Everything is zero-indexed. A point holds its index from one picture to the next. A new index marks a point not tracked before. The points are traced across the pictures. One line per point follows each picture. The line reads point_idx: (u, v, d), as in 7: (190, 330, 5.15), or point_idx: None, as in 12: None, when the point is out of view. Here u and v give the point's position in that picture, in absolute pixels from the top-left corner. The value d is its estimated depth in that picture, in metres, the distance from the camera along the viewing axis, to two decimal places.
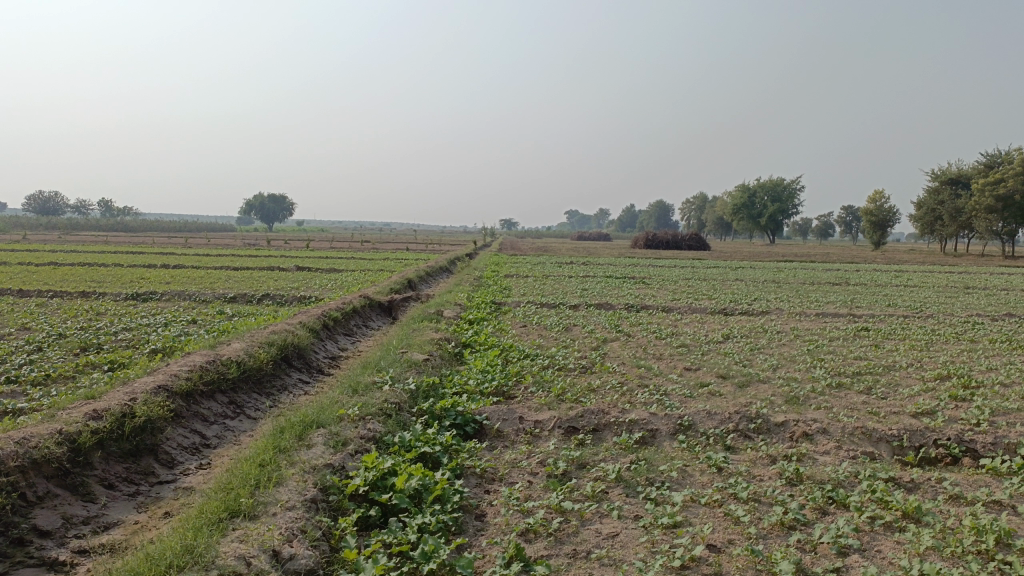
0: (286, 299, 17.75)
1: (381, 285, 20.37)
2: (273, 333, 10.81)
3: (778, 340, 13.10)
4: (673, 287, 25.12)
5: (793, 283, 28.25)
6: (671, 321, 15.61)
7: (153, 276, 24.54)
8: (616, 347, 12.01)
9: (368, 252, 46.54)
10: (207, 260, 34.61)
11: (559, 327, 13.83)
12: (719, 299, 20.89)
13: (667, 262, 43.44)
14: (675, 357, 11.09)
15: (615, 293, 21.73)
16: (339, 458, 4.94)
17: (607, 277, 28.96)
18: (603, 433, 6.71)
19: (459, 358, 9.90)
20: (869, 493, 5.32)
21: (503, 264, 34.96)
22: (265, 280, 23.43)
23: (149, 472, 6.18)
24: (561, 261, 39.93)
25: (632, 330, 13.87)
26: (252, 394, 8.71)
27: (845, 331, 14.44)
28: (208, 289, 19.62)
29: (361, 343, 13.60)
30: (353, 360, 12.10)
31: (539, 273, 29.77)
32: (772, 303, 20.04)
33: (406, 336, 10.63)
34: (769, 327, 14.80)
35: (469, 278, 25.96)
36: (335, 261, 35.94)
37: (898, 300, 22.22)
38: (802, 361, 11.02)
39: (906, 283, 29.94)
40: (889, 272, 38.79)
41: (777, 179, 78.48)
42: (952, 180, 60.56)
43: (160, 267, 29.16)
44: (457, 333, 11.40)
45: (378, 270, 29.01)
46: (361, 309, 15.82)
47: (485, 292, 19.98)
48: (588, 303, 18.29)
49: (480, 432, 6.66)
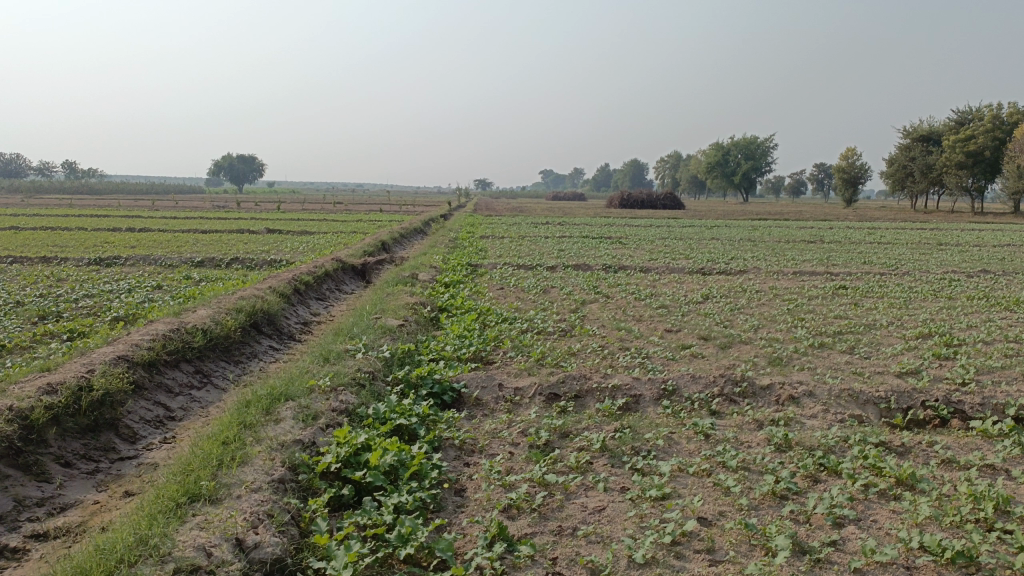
0: (256, 263, 17.25)
1: (354, 248, 19.92)
2: (241, 299, 10.42)
3: (757, 300, 12.97)
4: (650, 246, 24.93)
5: (769, 242, 28.20)
6: (649, 281, 15.41)
7: (118, 240, 23.77)
8: (595, 308, 11.78)
9: (341, 214, 45.77)
10: (174, 223, 33.68)
11: (537, 289, 13.57)
12: (697, 258, 20.75)
13: (642, 222, 43.25)
14: (655, 318, 10.89)
15: (592, 253, 21.48)
16: (309, 434, 4.66)
17: (583, 237, 28.69)
18: (585, 400, 6.48)
19: (434, 323, 9.60)
20: (861, 459, 5.17)
21: (478, 225, 34.55)
22: (234, 243, 22.80)
23: (109, 448, 5.86)
24: (536, 221, 39.54)
25: (610, 291, 13.64)
26: (220, 362, 8.38)
27: (824, 290, 14.35)
28: (174, 254, 19.02)
29: (334, 307, 13.25)
30: (326, 325, 11.77)
31: (514, 234, 29.36)
32: (749, 261, 19.94)
33: (379, 300, 10.29)
34: (749, 286, 14.67)
35: (444, 239, 25.54)
36: (307, 223, 35.26)
37: (874, 257, 22.24)
38: (783, 321, 10.88)
39: (880, 241, 30.05)
40: (862, 229, 38.94)
41: (752, 137, 78.33)
42: (923, 137, 60.80)
43: (126, 230, 28.31)
44: (433, 296, 11.09)
45: (351, 232, 28.45)
46: (333, 272, 15.42)
47: (461, 253, 19.61)
48: (565, 264, 18.02)
49: (458, 401, 6.41)
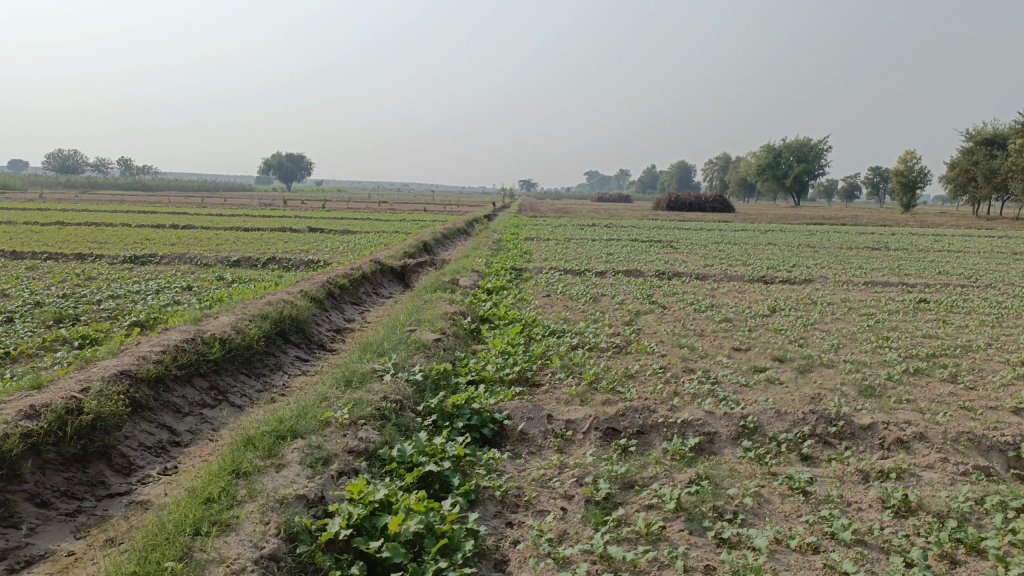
0: (292, 264, 16.60)
1: (395, 248, 19.18)
2: (268, 304, 9.64)
3: (830, 314, 11.77)
4: (703, 252, 23.71)
5: (828, 248, 26.69)
6: (707, 290, 14.28)
7: (159, 237, 23.43)
8: (652, 321, 10.74)
9: (385, 213, 45.32)
10: (218, 221, 33.51)
11: (586, 297, 12.57)
12: (755, 264, 19.50)
13: (691, 225, 41.81)
14: (720, 334, 9.80)
15: (643, 258, 20.39)
16: (315, 486, 3.77)
17: (633, 241, 27.57)
18: (650, 439, 5.49)
19: (475, 336, 8.68)
20: (1007, 533, 4.08)
21: (523, 227, 33.66)
22: (274, 242, 22.26)
23: (98, 483, 5.07)
24: (582, 223, 38.49)
25: (666, 301, 12.57)
26: (240, 376, 7.59)
27: (902, 304, 13.05)
28: (211, 252, 18.53)
29: (370, 313, 12.45)
30: (360, 333, 10.95)
31: (560, 236, 28.37)
32: (813, 270, 18.61)
33: (416, 309, 9.40)
34: (818, 298, 13.44)
35: (488, 241, 24.63)
36: (350, 223, 34.77)
37: (948, 267, 20.65)
38: (866, 341, 9.68)
39: (949, 249, 28.28)
40: (925, 236, 36.96)
41: (804, 139, 75.95)
42: (988, 140, 58.03)
43: (170, 228, 28.12)
44: (474, 305, 10.17)
45: (394, 233, 27.80)
46: (371, 275, 14.64)
47: (505, 257, 18.68)
48: (615, 269, 16.97)
49: (500, 436, 5.46)
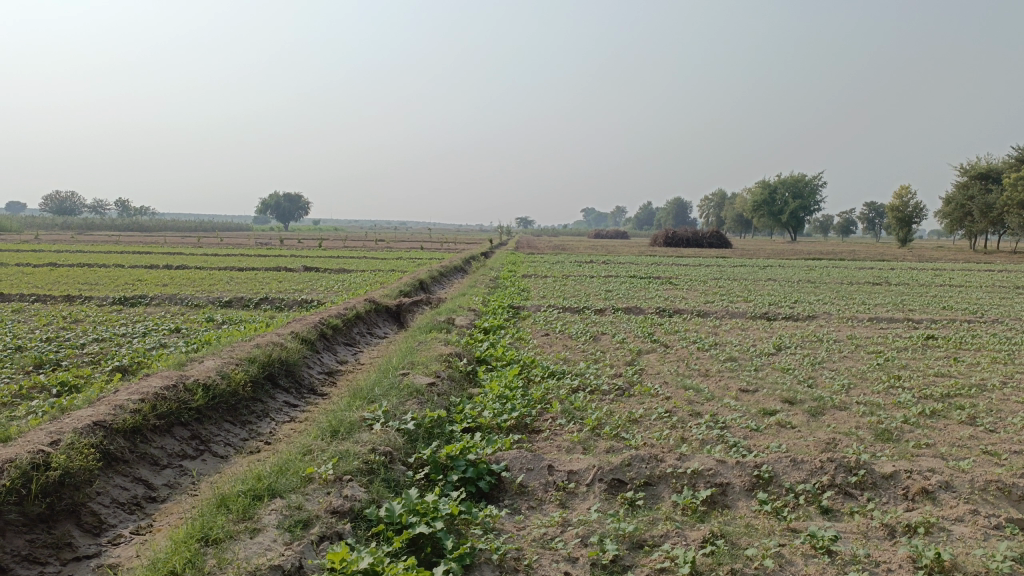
0: (285, 304, 16.28)
1: (390, 287, 18.88)
2: (257, 346, 9.30)
3: (837, 352, 11.43)
4: (702, 288, 23.44)
5: (829, 284, 26.43)
6: (709, 328, 13.96)
7: (151, 277, 23.14)
8: (654, 361, 10.40)
9: (381, 251, 45.17)
10: (212, 260, 33.36)
11: (586, 336, 12.25)
12: (756, 301, 19.21)
13: (688, 261, 41.68)
14: (725, 374, 9.45)
15: (642, 295, 20.11)
16: (292, 554, 3.41)
17: (631, 277, 27.31)
18: (659, 491, 5.13)
19: (471, 379, 8.33)
20: None
21: (520, 264, 33.45)
22: (267, 281, 21.98)
23: (64, 545, 4.68)
24: (580, 260, 38.35)
25: (668, 340, 12.25)
26: (224, 424, 7.22)
27: (910, 341, 12.72)
28: (204, 293, 18.24)
29: (363, 355, 12.10)
30: (352, 375, 10.60)
31: (558, 273, 28.13)
32: (815, 306, 18.32)
33: (410, 350, 9.07)
34: (823, 335, 13.12)
35: (486, 278, 24.36)
36: (346, 261, 34.51)
37: (951, 302, 20.38)
38: (877, 381, 9.34)
39: (950, 283, 28.08)
40: (925, 271, 36.78)
41: (799, 175, 76.32)
42: (982, 174, 58.29)
43: (163, 267, 27.82)
44: (470, 345, 9.84)
45: (390, 271, 27.55)
46: (365, 315, 14.32)
47: (502, 294, 18.40)
48: (614, 307, 16.67)
49: (498, 489, 5.11)
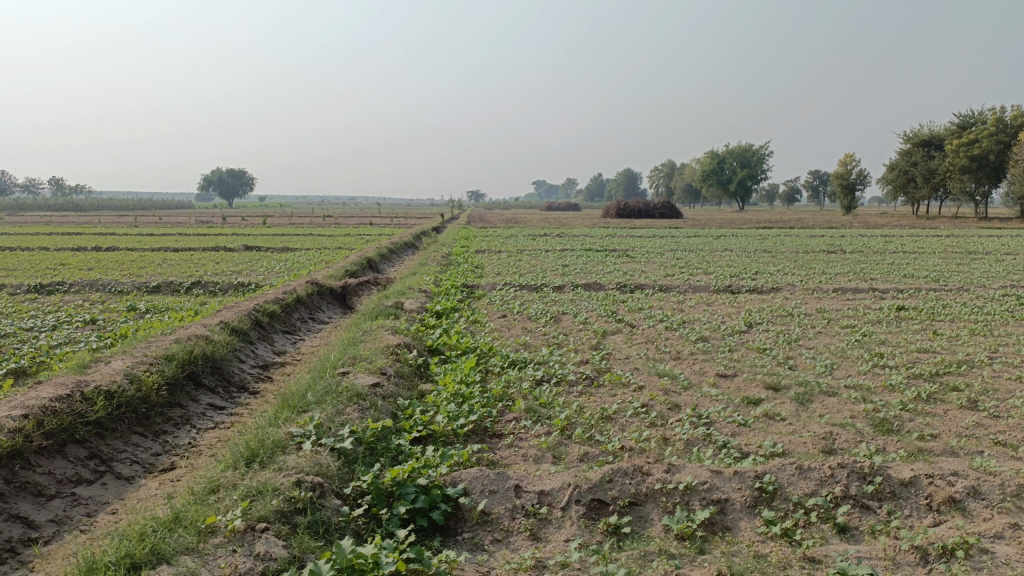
0: (220, 289, 15.05)
1: (335, 266, 17.76)
2: (176, 340, 8.23)
3: (812, 328, 10.80)
4: (661, 260, 22.80)
5: (785, 253, 26.08)
6: (673, 304, 13.24)
7: (75, 261, 21.50)
8: (621, 343, 9.60)
9: (328, 228, 43.65)
10: (147, 241, 31.56)
11: (546, 316, 11.39)
12: (717, 273, 18.61)
13: (642, 232, 41.25)
14: (699, 358, 8.69)
15: (600, 269, 19.34)
16: None
17: (587, 250, 26.56)
18: (647, 513, 4.31)
19: (421, 373, 7.40)
20: None
21: (472, 238, 32.50)
22: (203, 263, 20.58)
23: None
24: (533, 233, 37.38)
25: (633, 319, 11.45)
26: (130, 438, 6.22)
27: (882, 313, 12.16)
28: (130, 277, 16.84)
29: (303, 343, 11.08)
30: (290, 367, 9.60)
31: (512, 248, 27.15)
32: (777, 276, 17.79)
33: (352, 342, 8.11)
34: (793, 309, 12.52)
35: (436, 255, 23.32)
36: (291, 239, 32.97)
37: (909, 270, 20.10)
38: (860, 361, 8.68)
39: (902, 250, 28.05)
40: (874, 238, 36.91)
41: (747, 144, 76.52)
42: (925, 141, 59.05)
43: (90, 250, 26.04)
44: (421, 332, 8.86)
45: (336, 249, 26.28)
46: (306, 299, 13.24)
47: (454, 272, 17.40)
48: (573, 283, 15.84)
49: (454, 520, 4.22)
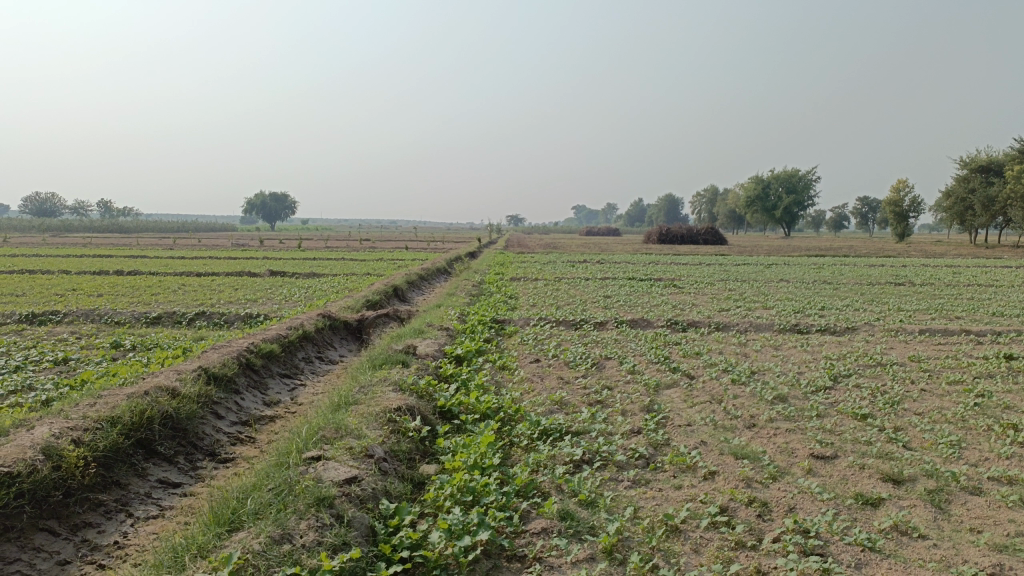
0: (226, 321, 13.67)
1: (354, 296, 16.30)
2: (131, 395, 6.72)
3: (912, 385, 8.86)
4: (711, 292, 20.88)
5: (847, 285, 23.87)
6: (734, 347, 11.38)
7: (90, 287, 20.41)
8: (680, 403, 7.81)
9: (360, 252, 42.54)
10: (174, 264, 30.64)
11: (587, 362, 9.64)
12: (777, 308, 16.64)
13: (685, 260, 39.22)
14: (782, 428, 6.86)
15: (645, 302, 17.51)
16: None
17: (630, 280, 24.74)
18: None
19: (424, 449, 5.73)
20: None
21: (508, 265, 30.83)
22: (219, 291, 19.25)
23: None
24: (573, 260, 35.66)
25: (691, 368, 9.63)
26: (31, 541, 4.67)
27: (990, 365, 10.12)
28: (133, 307, 15.53)
29: (302, 390, 9.52)
30: (279, 423, 8.03)
31: (549, 276, 25.44)
32: (846, 314, 15.76)
33: (342, 403, 6.48)
34: (879, 357, 10.55)
35: (468, 283, 21.73)
36: (320, 264, 31.72)
37: (995, 307, 17.81)
38: (991, 435, 6.76)
39: (976, 283, 25.59)
40: (939, 268, 34.19)
41: (793, 169, 73.91)
42: (984, 167, 55.84)
43: (112, 273, 25.05)
44: (432, 387, 7.19)
45: (365, 275, 24.85)
46: (315, 335, 11.74)
47: (485, 304, 15.78)
48: (617, 319, 14.07)
49: None
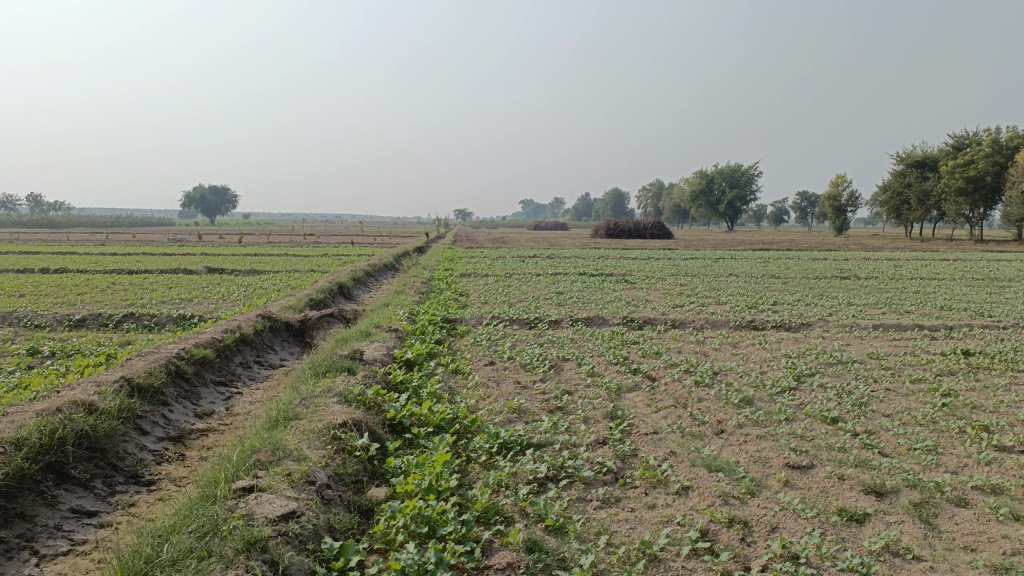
0: (158, 323, 12.80)
1: (297, 294, 15.55)
2: (42, 411, 5.99)
3: (877, 384, 8.65)
4: (663, 288, 20.67)
5: (795, 279, 23.99)
6: (693, 346, 11.08)
7: (10, 286, 19.12)
8: (644, 408, 7.41)
9: (304, 247, 41.39)
10: (106, 261, 29.12)
11: (545, 365, 9.18)
12: (730, 304, 16.48)
13: (634, 254, 39.19)
14: (753, 434, 6.52)
15: (599, 299, 17.18)
16: None
17: (582, 275, 24.43)
18: None
19: (370, 470, 5.18)
20: None
21: (457, 260, 30.24)
22: (152, 289, 18.21)
23: None
24: (523, 255, 35.21)
25: (652, 369, 9.26)
26: None
27: (948, 361, 10.02)
28: (56, 308, 14.48)
29: (238, 399, 8.84)
30: (213, 437, 7.37)
31: (500, 272, 24.90)
32: (799, 309, 15.67)
33: (281, 418, 5.88)
34: (839, 354, 10.37)
35: (417, 280, 21.10)
36: (262, 260, 30.57)
37: (941, 301, 18.00)
38: (964, 439, 6.54)
39: (919, 277, 26.03)
40: (880, 262, 34.85)
41: (737, 164, 74.93)
42: (919, 162, 57.38)
43: (37, 271, 23.62)
44: (381, 397, 6.64)
45: (310, 272, 23.97)
46: (254, 338, 11.03)
47: (435, 303, 15.20)
48: (572, 317, 13.67)
49: None
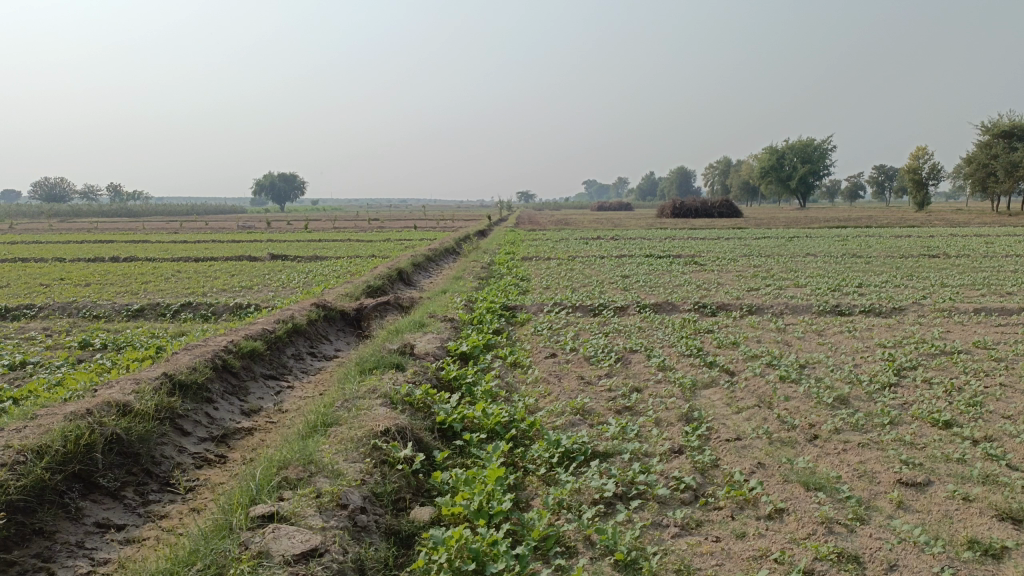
0: (214, 313, 12.54)
1: (354, 281, 15.15)
2: (71, 414, 5.61)
3: (990, 379, 7.60)
4: (736, 270, 19.51)
5: (879, 258, 22.41)
6: (773, 335, 10.12)
7: (78, 275, 19.33)
8: (724, 409, 6.61)
9: (366, 232, 41.29)
10: (173, 250, 29.48)
11: (611, 358, 8.44)
12: (809, 287, 15.31)
13: (702, 235, 37.67)
14: (853, 441, 5.67)
15: (667, 282, 16.23)
16: None
17: (648, 257, 23.40)
18: None
19: (414, 486, 4.58)
20: None
21: (518, 244, 29.47)
22: (213, 278, 18.12)
23: None
24: (586, 237, 34.24)
25: (730, 361, 8.42)
26: None
27: None
28: (117, 298, 14.42)
29: (288, 395, 8.40)
30: (256, 437, 6.94)
31: (562, 255, 24.11)
32: (887, 292, 14.40)
33: (320, 423, 5.35)
34: (941, 343, 9.28)
35: (477, 265, 20.48)
36: (325, 246, 30.46)
37: None
38: None
39: (1015, 254, 24.02)
40: (968, 239, 32.51)
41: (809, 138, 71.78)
42: (1007, 132, 53.69)
43: (106, 260, 23.94)
44: (430, 398, 6.05)
45: (370, 258, 23.63)
46: (307, 328, 10.62)
47: (495, 289, 14.57)
48: (639, 303, 12.82)
49: None
